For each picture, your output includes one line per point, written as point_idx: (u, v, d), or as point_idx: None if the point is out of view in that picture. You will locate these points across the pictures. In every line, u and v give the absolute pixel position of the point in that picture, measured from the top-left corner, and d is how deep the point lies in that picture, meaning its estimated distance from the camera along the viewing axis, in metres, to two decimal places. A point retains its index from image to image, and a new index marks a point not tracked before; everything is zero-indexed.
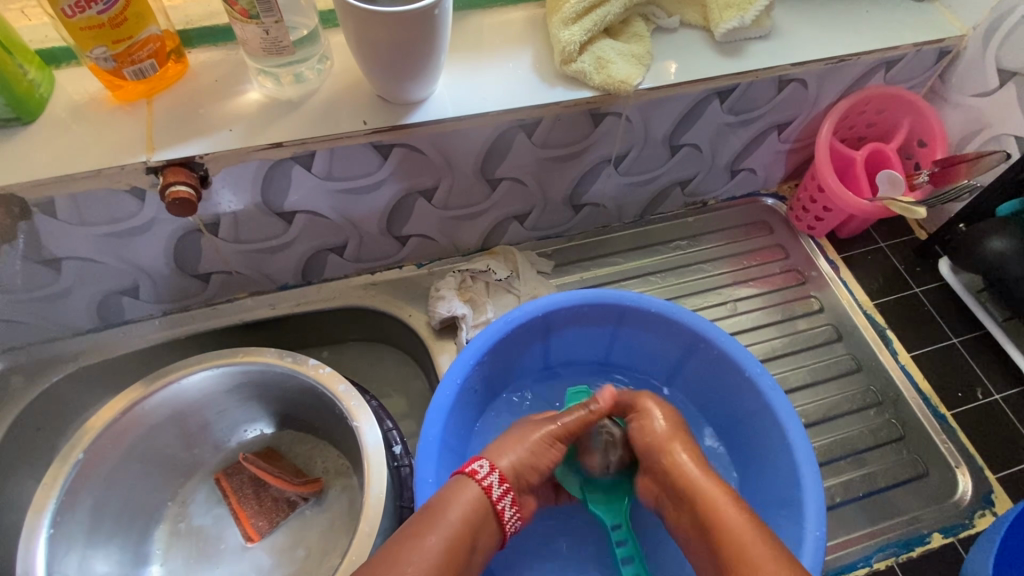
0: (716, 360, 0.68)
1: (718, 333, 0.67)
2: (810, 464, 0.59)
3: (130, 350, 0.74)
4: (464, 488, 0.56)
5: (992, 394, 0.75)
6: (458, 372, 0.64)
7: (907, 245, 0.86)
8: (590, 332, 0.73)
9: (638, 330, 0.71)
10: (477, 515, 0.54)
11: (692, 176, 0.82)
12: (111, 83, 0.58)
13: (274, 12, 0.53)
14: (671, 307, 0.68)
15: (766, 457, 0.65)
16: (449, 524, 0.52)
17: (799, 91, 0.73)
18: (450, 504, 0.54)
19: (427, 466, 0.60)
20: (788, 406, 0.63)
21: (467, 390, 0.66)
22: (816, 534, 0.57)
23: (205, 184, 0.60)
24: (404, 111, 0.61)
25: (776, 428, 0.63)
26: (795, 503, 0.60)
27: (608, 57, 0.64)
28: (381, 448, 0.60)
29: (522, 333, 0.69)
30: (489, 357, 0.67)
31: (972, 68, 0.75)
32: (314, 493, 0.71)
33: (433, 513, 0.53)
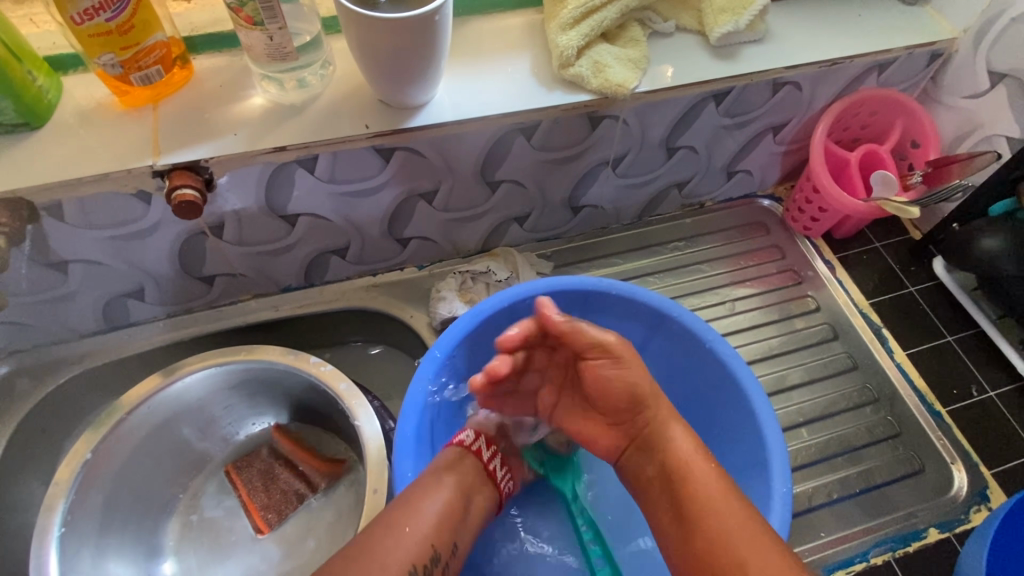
0: (679, 335, 0.68)
1: (675, 309, 0.67)
2: (774, 423, 0.61)
3: (135, 352, 0.74)
4: (444, 471, 0.60)
5: (987, 391, 0.76)
6: (430, 368, 0.63)
7: (903, 245, 0.87)
8: None
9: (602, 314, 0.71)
10: (468, 476, 0.61)
11: (689, 178, 0.83)
12: (118, 89, 0.59)
13: (278, 18, 0.54)
14: (630, 286, 0.68)
15: (730, 432, 0.66)
16: (427, 507, 0.55)
17: (793, 94, 0.74)
18: (443, 472, 0.59)
19: (405, 460, 0.59)
20: (749, 372, 0.64)
21: (439, 386, 0.65)
22: (783, 490, 0.58)
23: (210, 187, 0.61)
24: (405, 114, 0.62)
25: (743, 402, 0.64)
26: (763, 468, 0.61)
27: (605, 62, 0.65)
28: (379, 437, 0.61)
29: (487, 328, 0.68)
30: (460, 352, 0.67)
31: (963, 71, 0.76)
32: (337, 475, 0.73)
33: (429, 482, 0.58)
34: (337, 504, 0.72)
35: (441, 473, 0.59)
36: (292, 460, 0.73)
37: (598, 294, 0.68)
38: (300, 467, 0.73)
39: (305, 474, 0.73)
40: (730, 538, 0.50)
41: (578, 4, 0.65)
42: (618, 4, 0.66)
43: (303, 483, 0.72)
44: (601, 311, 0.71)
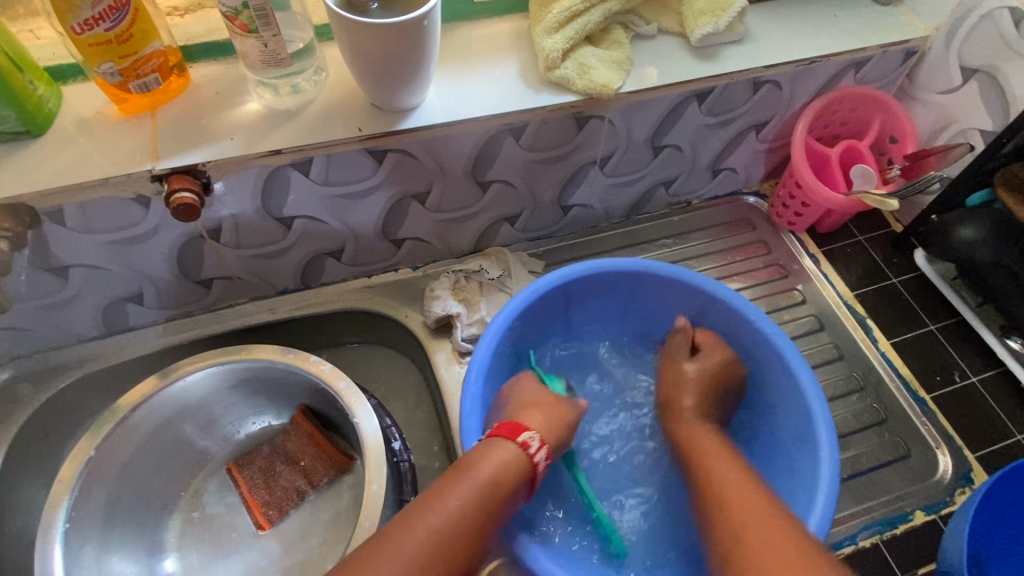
0: (728, 317, 0.72)
1: (725, 293, 0.71)
2: (822, 404, 0.63)
3: (135, 355, 0.76)
4: (498, 448, 0.56)
5: (970, 377, 0.78)
6: (493, 336, 0.67)
7: (885, 238, 0.89)
8: (608, 299, 0.77)
9: (655, 295, 0.76)
10: (510, 471, 0.55)
11: (675, 177, 0.85)
12: (116, 97, 0.61)
13: (272, 26, 0.56)
14: (683, 271, 0.72)
15: (781, 410, 0.69)
16: (479, 481, 0.53)
17: (774, 92, 0.77)
18: (482, 460, 0.55)
19: (469, 421, 0.62)
20: (796, 351, 0.67)
21: (500, 355, 0.70)
22: (830, 463, 0.61)
23: (207, 191, 0.62)
24: (397, 117, 0.64)
25: (792, 382, 0.67)
26: (811, 442, 0.64)
27: (589, 63, 0.67)
28: (378, 435, 0.63)
29: (547, 302, 0.73)
30: (518, 323, 0.71)
31: (937, 67, 0.78)
32: (346, 465, 0.74)
33: (463, 468, 0.54)
34: (337, 500, 0.73)
35: (495, 452, 0.56)
36: (294, 459, 0.74)
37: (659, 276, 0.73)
38: (303, 463, 0.74)
39: (307, 471, 0.73)
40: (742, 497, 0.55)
41: (563, 9, 0.67)
42: (601, 8, 0.68)
43: (303, 480, 0.73)
44: (652, 291, 0.75)
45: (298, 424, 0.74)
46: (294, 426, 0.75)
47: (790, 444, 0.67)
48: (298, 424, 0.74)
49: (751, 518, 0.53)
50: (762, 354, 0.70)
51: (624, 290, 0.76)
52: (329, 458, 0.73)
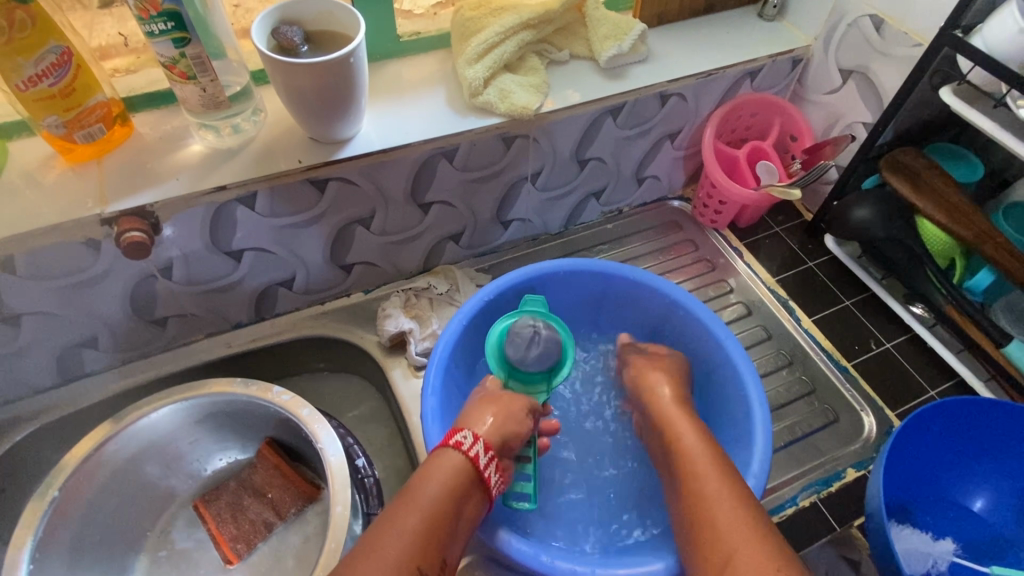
0: (687, 323, 0.77)
1: (688, 301, 0.76)
2: (762, 403, 0.66)
3: (91, 402, 0.76)
4: (441, 459, 0.58)
5: (884, 343, 0.85)
6: (455, 327, 0.73)
7: (799, 227, 0.98)
8: (582, 296, 0.82)
9: (625, 298, 0.81)
10: (455, 482, 0.56)
11: (604, 187, 0.92)
12: (62, 148, 0.64)
13: (209, 72, 0.61)
14: (651, 279, 0.77)
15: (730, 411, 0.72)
16: (428, 500, 0.54)
17: (681, 103, 0.85)
18: (428, 478, 0.56)
19: (432, 398, 0.68)
20: (747, 358, 0.70)
21: (461, 350, 0.75)
22: (763, 457, 0.64)
23: (157, 230, 0.65)
24: (335, 148, 0.69)
25: (738, 382, 0.70)
26: (748, 437, 0.67)
27: (509, 89, 0.74)
28: (342, 459, 0.64)
29: (515, 297, 0.79)
30: (481, 319, 0.77)
31: (820, 72, 0.88)
32: (314, 498, 0.75)
33: (411, 493, 0.55)
34: (305, 524, 0.74)
35: (438, 462, 0.58)
36: (261, 489, 0.75)
37: (617, 279, 0.78)
38: (270, 495, 0.75)
39: (274, 502, 0.75)
40: (707, 489, 0.56)
41: (480, 42, 0.74)
42: (515, 38, 0.75)
43: (271, 512, 0.74)
44: (621, 293, 0.80)
45: (264, 457, 0.76)
46: (261, 458, 0.76)
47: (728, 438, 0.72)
48: (266, 456, 0.76)
49: (728, 522, 0.53)
50: (706, 348, 0.75)
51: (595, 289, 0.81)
52: (295, 487, 0.75)
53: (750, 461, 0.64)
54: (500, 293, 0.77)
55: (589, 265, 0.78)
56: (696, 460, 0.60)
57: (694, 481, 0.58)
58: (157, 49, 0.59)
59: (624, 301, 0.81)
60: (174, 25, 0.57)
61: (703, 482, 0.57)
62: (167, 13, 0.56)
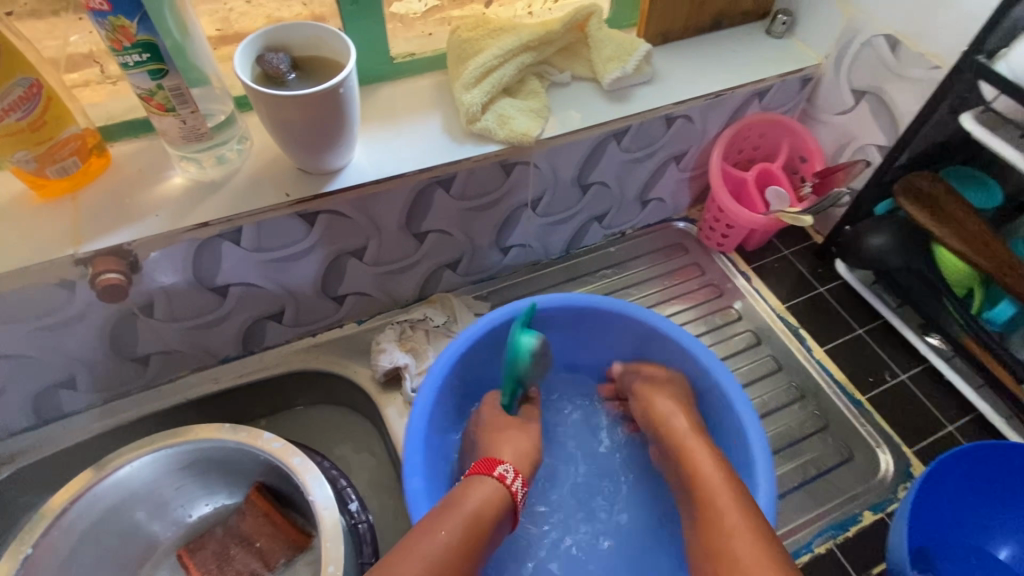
0: (672, 351, 0.74)
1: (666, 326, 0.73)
2: (765, 451, 0.63)
3: (69, 444, 0.72)
4: (484, 486, 0.58)
5: (899, 374, 0.82)
6: (436, 378, 0.69)
7: (808, 250, 0.95)
8: (559, 335, 0.79)
9: (606, 332, 0.77)
10: (493, 509, 0.57)
11: (607, 210, 0.89)
12: (33, 183, 0.60)
13: (189, 103, 0.57)
14: (629, 307, 0.74)
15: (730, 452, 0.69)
16: (464, 514, 0.54)
17: (687, 125, 0.81)
18: (467, 500, 0.56)
19: (416, 456, 0.63)
20: (744, 398, 0.67)
21: (444, 398, 0.71)
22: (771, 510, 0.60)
23: (136, 269, 0.62)
24: (324, 179, 0.65)
25: (737, 421, 0.67)
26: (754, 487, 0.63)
27: (509, 114, 0.71)
28: (334, 510, 0.61)
29: (497, 340, 0.75)
30: (464, 366, 0.73)
31: (831, 91, 0.85)
32: (304, 546, 0.72)
33: (451, 508, 0.54)
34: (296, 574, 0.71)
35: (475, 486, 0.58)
36: (248, 539, 0.72)
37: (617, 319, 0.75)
38: (258, 544, 0.71)
39: (262, 552, 0.71)
40: (717, 502, 0.55)
41: (477, 66, 0.70)
42: (514, 61, 0.72)
43: (258, 562, 0.71)
44: (606, 328, 0.77)
45: (253, 502, 0.72)
46: (248, 504, 0.72)
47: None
48: (255, 502, 0.72)
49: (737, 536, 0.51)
50: (711, 394, 0.71)
51: (574, 326, 0.77)
52: (285, 536, 0.71)
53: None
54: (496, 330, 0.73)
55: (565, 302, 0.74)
56: (710, 478, 0.58)
57: (729, 537, 0.51)
58: (133, 80, 0.55)
59: (606, 334, 0.78)
60: (150, 56, 0.53)
61: (716, 510, 0.55)
62: (142, 45, 0.52)
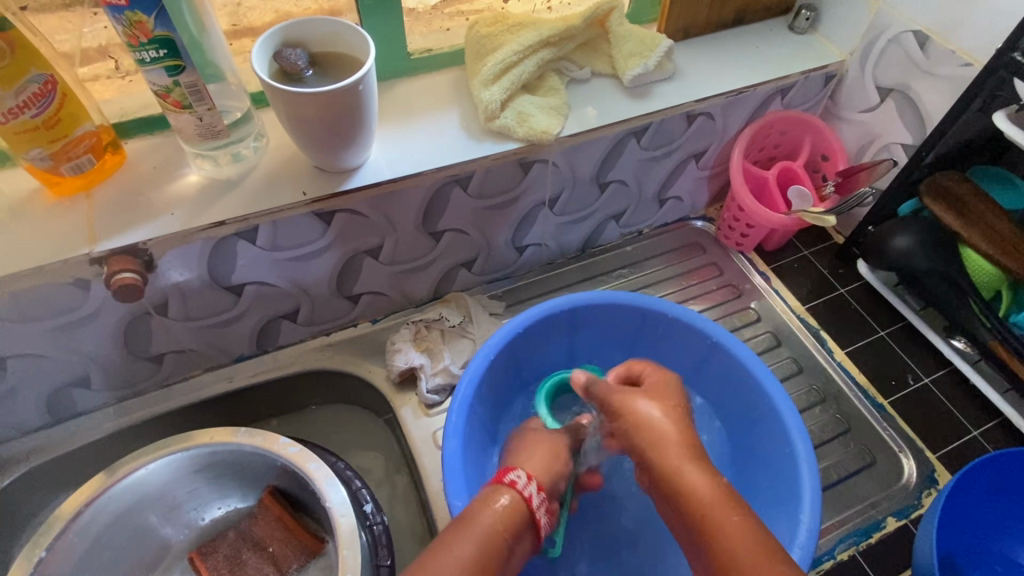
0: (728, 364, 0.71)
1: (725, 337, 0.71)
2: (810, 463, 0.62)
3: (82, 443, 0.72)
4: (498, 494, 0.51)
5: (923, 378, 0.81)
6: (479, 365, 0.68)
7: (828, 250, 0.93)
8: (612, 331, 0.77)
9: (660, 336, 0.76)
10: (512, 523, 0.50)
11: (624, 209, 0.88)
12: (48, 181, 0.59)
13: (206, 100, 0.56)
14: (690, 314, 0.72)
15: (770, 464, 0.67)
16: (481, 531, 0.48)
17: (708, 123, 0.80)
18: (482, 511, 0.50)
19: (453, 441, 0.63)
20: (794, 411, 0.65)
21: (484, 388, 0.70)
22: (809, 524, 0.59)
23: (151, 268, 0.61)
24: (341, 178, 0.64)
25: (781, 432, 0.66)
26: (793, 501, 0.62)
27: (528, 111, 0.69)
28: (351, 516, 0.60)
29: (545, 327, 0.74)
30: (506, 354, 0.72)
31: (855, 88, 0.83)
32: (317, 550, 0.71)
33: (466, 522, 0.49)
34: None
35: (491, 496, 0.52)
36: (262, 543, 0.72)
37: (650, 314, 0.73)
38: (271, 549, 0.71)
39: (276, 557, 0.71)
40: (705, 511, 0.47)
41: (496, 62, 0.69)
42: (534, 57, 0.71)
43: (272, 567, 0.70)
44: (659, 330, 0.75)
45: (266, 507, 0.72)
46: (262, 508, 0.72)
47: (766, 497, 0.67)
48: (268, 506, 0.72)
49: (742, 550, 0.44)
50: (746, 388, 0.70)
51: (629, 324, 0.76)
52: (299, 541, 0.71)
53: (797, 525, 0.60)
54: (527, 327, 0.72)
55: (620, 300, 0.73)
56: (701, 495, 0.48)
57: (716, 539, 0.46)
58: (149, 77, 0.54)
59: (662, 337, 0.76)
60: (167, 52, 0.52)
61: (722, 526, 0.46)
62: (159, 40, 0.51)
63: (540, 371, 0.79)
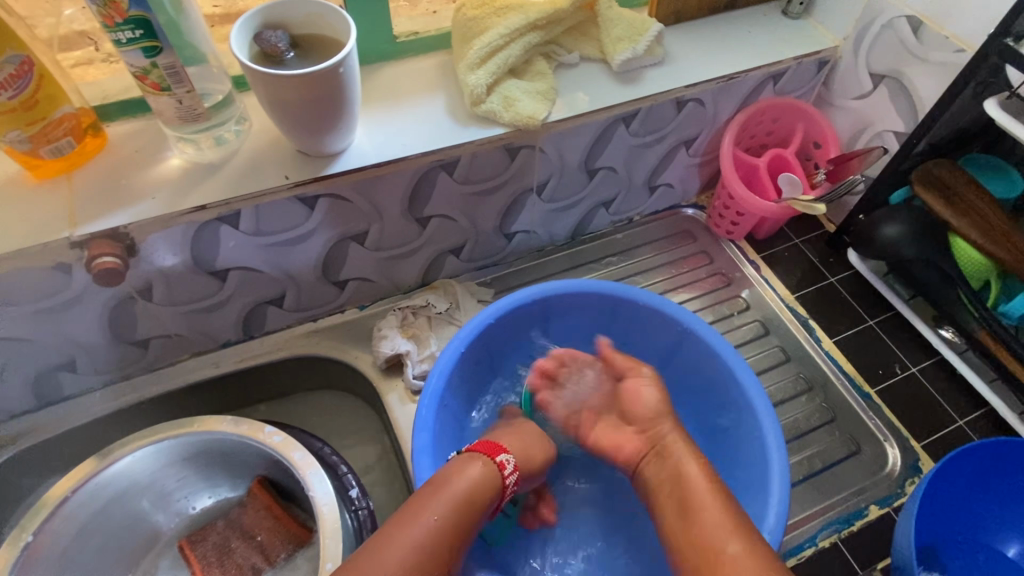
0: (701, 352, 0.71)
1: (697, 324, 0.70)
2: (780, 453, 0.62)
3: (70, 427, 0.72)
4: (472, 464, 0.58)
5: (910, 367, 0.81)
6: (450, 355, 0.68)
7: (819, 239, 0.93)
8: (585, 318, 0.77)
9: (633, 323, 0.75)
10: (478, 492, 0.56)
11: (614, 196, 0.87)
12: (28, 163, 0.59)
13: (184, 83, 0.56)
14: (660, 300, 0.72)
15: (743, 452, 0.67)
16: (451, 498, 0.55)
17: (698, 109, 0.79)
18: (454, 478, 0.56)
19: (423, 434, 0.63)
20: (766, 401, 0.65)
21: (456, 378, 0.70)
22: (778, 512, 0.59)
23: (133, 252, 0.61)
24: (325, 162, 0.64)
25: (754, 420, 0.65)
26: (763, 488, 0.62)
27: (514, 96, 0.68)
28: (334, 507, 0.60)
29: (519, 317, 0.74)
30: (479, 343, 0.72)
31: (848, 75, 0.82)
32: (303, 542, 0.71)
33: (437, 487, 0.56)
34: (296, 570, 0.70)
35: (472, 466, 0.58)
36: (250, 532, 0.72)
37: (622, 301, 0.73)
38: (259, 538, 0.71)
39: (263, 546, 0.71)
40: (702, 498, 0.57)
41: (483, 45, 0.68)
42: (521, 41, 0.70)
43: (259, 556, 0.70)
44: (632, 318, 0.75)
45: (254, 496, 0.72)
46: (250, 497, 0.73)
47: (742, 482, 0.66)
48: (256, 495, 0.72)
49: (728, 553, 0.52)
50: (720, 376, 0.70)
51: (602, 310, 0.75)
52: (287, 530, 0.71)
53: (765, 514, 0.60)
54: (501, 316, 0.71)
55: (592, 287, 0.73)
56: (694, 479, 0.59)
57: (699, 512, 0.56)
58: (127, 58, 0.53)
59: (635, 324, 0.75)
60: (143, 33, 0.51)
61: (700, 510, 0.56)
62: (135, 21, 0.50)
63: (518, 358, 0.79)
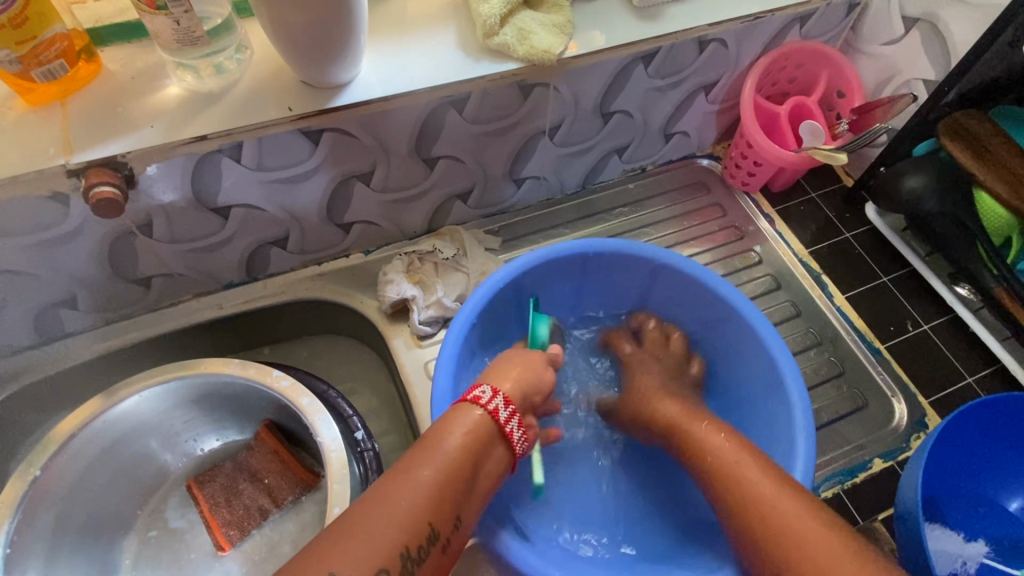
0: (728, 318, 0.69)
1: (730, 290, 0.68)
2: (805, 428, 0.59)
3: (72, 363, 0.72)
4: (466, 413, 0.54)
5: (921, 325, 0.79)
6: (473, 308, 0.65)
7: (837, 194, 0.90)
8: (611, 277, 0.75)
9: (658, 284, 0.74)
10: (475, 439, 0.52)
11: (627, 143, 0.84)
12: (20, 87, 0.56)
13: (182, 1, 0.52)
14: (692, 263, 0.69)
15: (765, 428, 0.66)
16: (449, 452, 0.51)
17: (720, 51, 0.75)
18: (448, 430, 0.52)
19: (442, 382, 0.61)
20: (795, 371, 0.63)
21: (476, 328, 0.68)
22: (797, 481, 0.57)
23: (131, 183, 0.59)
24: (330, 94, 0.61)
25: (780, 393, 0.63)
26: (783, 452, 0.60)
27: (529, 28, 0.65)
28: (342, 449, 0.60)
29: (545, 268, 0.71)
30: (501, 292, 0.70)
31: (879, 18, 0.78)
32: (309, 486, 0.71)
33: (432, 444, 0.51)
34: (302, 511, 0.71)
35: (462, 416, 0.54)
36: (257, 474, 0.72)
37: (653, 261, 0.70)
38: (266, 481, 0.72)
39: (270, 489, 0.71)
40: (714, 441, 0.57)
41: None
42: None
43: (266, 498, 0.71)
44: (661, 278, 0.72)
45: (263, 440, 0.72)
46: (258, 441, 0.73)
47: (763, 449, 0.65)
48: (264, 440, 0.72)
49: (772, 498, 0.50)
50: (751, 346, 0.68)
51: (630, 270, 0.73)
52: (294, 474, 0.71)
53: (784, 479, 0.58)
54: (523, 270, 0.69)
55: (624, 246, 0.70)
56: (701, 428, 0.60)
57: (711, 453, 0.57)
58: None
59: (661, 285, 0.73)
60: None
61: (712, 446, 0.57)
62: None
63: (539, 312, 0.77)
